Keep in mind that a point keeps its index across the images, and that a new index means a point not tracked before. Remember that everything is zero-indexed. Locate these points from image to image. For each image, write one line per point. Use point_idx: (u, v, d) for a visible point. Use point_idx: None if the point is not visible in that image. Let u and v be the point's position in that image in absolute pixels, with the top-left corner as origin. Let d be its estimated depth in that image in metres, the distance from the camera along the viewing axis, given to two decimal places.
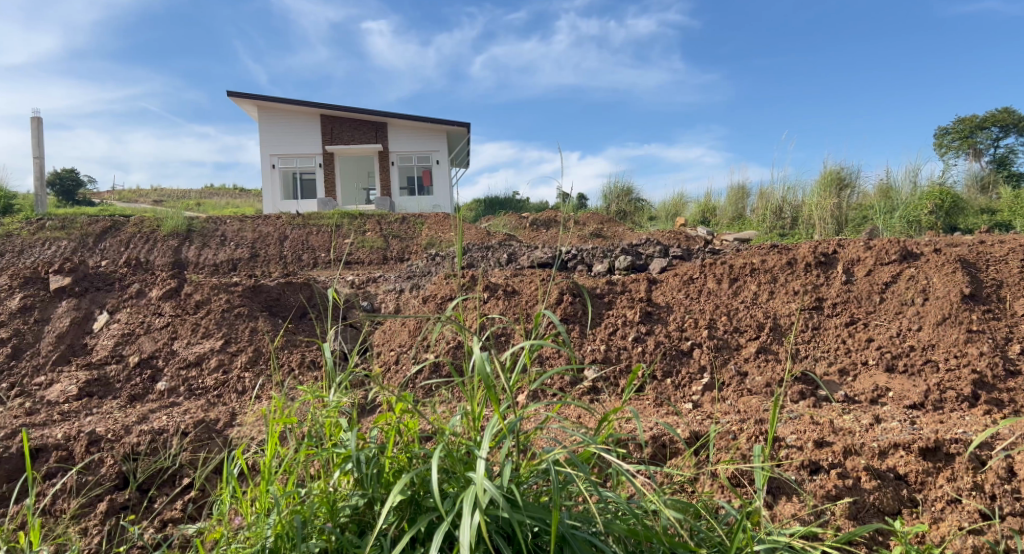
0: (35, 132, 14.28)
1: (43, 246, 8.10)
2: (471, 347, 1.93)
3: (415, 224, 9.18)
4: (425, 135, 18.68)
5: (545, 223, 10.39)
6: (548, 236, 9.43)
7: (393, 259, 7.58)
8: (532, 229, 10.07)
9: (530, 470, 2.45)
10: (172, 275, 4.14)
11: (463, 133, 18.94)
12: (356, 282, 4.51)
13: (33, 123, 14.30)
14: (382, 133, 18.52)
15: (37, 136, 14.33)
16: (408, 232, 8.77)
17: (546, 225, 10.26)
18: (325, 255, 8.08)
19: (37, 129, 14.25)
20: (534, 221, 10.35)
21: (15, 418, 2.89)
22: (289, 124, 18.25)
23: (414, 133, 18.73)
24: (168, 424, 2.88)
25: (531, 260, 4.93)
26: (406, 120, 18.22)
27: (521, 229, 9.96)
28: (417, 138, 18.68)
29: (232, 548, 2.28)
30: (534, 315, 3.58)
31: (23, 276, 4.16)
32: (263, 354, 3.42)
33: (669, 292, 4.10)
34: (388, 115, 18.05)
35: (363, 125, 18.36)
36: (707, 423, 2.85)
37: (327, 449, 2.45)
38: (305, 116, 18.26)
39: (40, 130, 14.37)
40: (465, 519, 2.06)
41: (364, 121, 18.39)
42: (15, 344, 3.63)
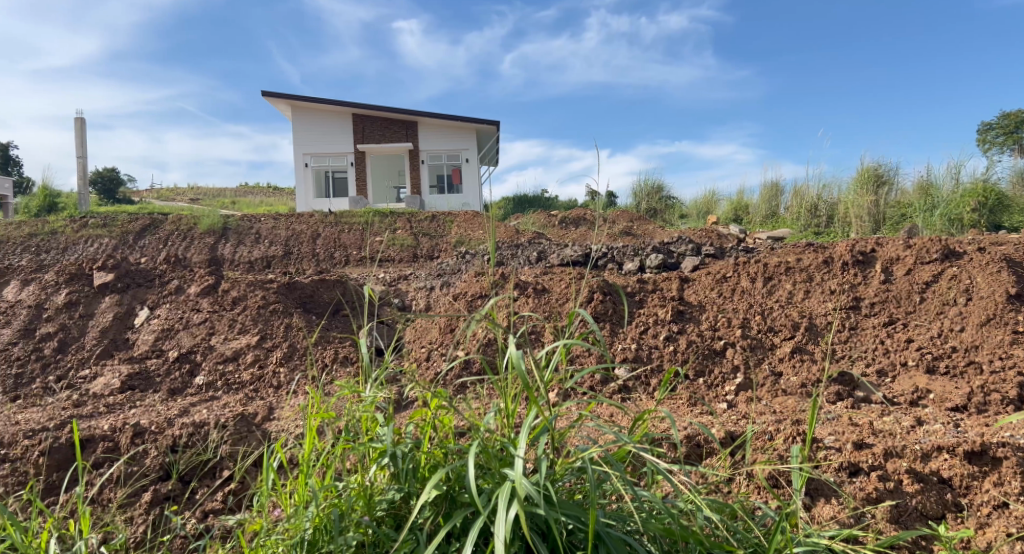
0: (78, 131, 14.70)
1: (86, 243, 8.33)
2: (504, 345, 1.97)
3: (445, 222, 9.22)
4: (453, 133, 18.75)
5: (574, 221, 10.35)
6: (577, 235, 9.39)
7: (423, 257, 7.63)
8: (561, 227, 10.04)
9: (565, 468, 2.48)
10: (211, 272, 4.22)
11: (492, 132, 18.97)
12: (388, 280, 4.54)
13: (77, 123, 14.72)
14: (412, 131, 18.62)
15: (81, 135, 14.76)
16: (438, 231, 8.79)
17: (576, 224, 10.22)
18: (356, 252, 8.17)
19: (81, 129, 14.64)
20: (562, 219, 10.27)
21: (64, 410, 2.97)
22: (320, 124, 18.49)
23: (444, 132, 18.80)
24: (208, 417, 2.94)
25: (561, 257, 4.91)
26: (436, 119, 18.34)
27: (550, 227, 9.94)
28: (445, 137, 18.75)
29: (271, 540, 2.35)
30: (566, 315, 3.53)
31: (69, 271, 4.26)
32: (298, 350, 3.48)
33: (701, 291, 4.05)
34: (418, 114, 18.17)
35: (392, 125, 18.51)
36: (743, 423, 2.82)
37: (364, 443, 2.53)
38: (335, 116, 18.48)
39: (83, 130, 14.79)
40: (500, 513, 2.10)
41: (393, 120, 18.54)
42: (62, 338, 3.73)
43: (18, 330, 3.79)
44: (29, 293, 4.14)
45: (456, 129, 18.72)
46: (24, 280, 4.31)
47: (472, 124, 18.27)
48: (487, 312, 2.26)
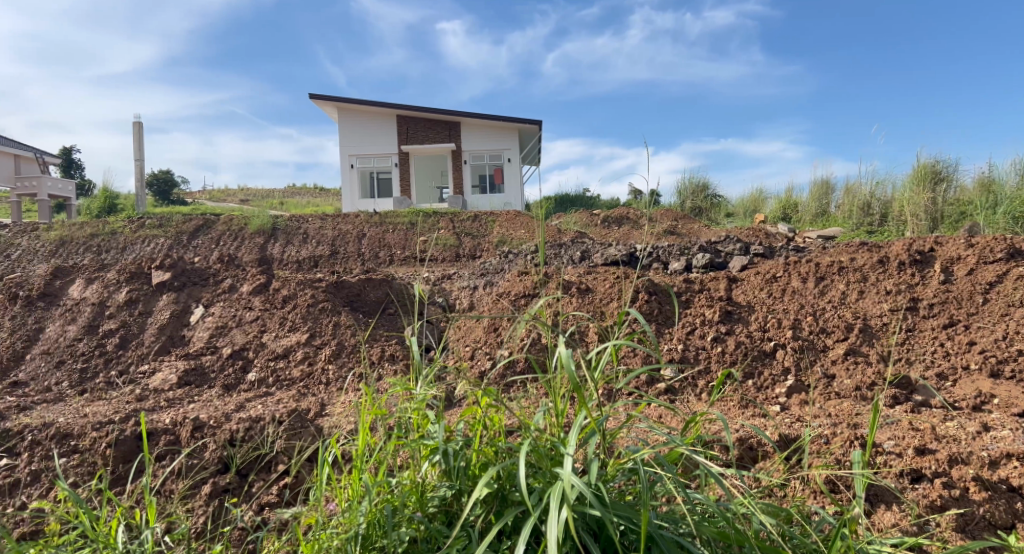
0: (137, 135, 15.24)
1: (143, 243, 8.60)
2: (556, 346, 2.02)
3: (487, 221, 9.26)
4: (496, 133, 18.78)
5: (617, 220, 10.25)
6: (620, 235, 9.37)
7: (465, 257, 7.70)
8: (603, 225, 9.99)
9: (616, 468, 2.50)
10: (263, 271, 4.32)
11: (536, 132, 18.95)
12: (433, 279, 4.58)
13: (135, 126, 15.23)
14: (455, 131, 18.77)
15: (138, 138, 15.25)
16: (481, 230, 8.83)
17: (619, 223, 10.15)
18: (400, 251, 8.28)
19: (139, 133, 15.16)
20: (605, 218, 10.14)
21: (128, 403, 3.09)
22: (365, 124, 18.77)
23: (487, 132, 18.86)
24: (263, 413, 3.02)
25: (605, 257, 4.89)
26: (480, 120, 18.44)
27: (592, 226, 9.90)
28: (488, 136, 18.81)
29: (328, 533, 2.44)
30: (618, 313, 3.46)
31: (129, 270, 4.41)
32: (347, 347, 3.55)
33: (750, 291, 3.97)
34: (462, 115, 18.29)
35: (435, 125, 18.72)
36: (797, 426, 2.78)
37: (415, 440, 2.61)
38: (379, 116, 18.71)
39: (141, 133, 15.28)
40: (552, 514, 2.13)
41: (438, 121, 18.71)
42: (123, 334, 3.85)
43: (83, 326, 3.93)
44: (93, 291, 4.29)
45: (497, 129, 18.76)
46: (87, 278, 4.47)
47: (515, 124, 18.29)
48: (536, 313, 2.31)
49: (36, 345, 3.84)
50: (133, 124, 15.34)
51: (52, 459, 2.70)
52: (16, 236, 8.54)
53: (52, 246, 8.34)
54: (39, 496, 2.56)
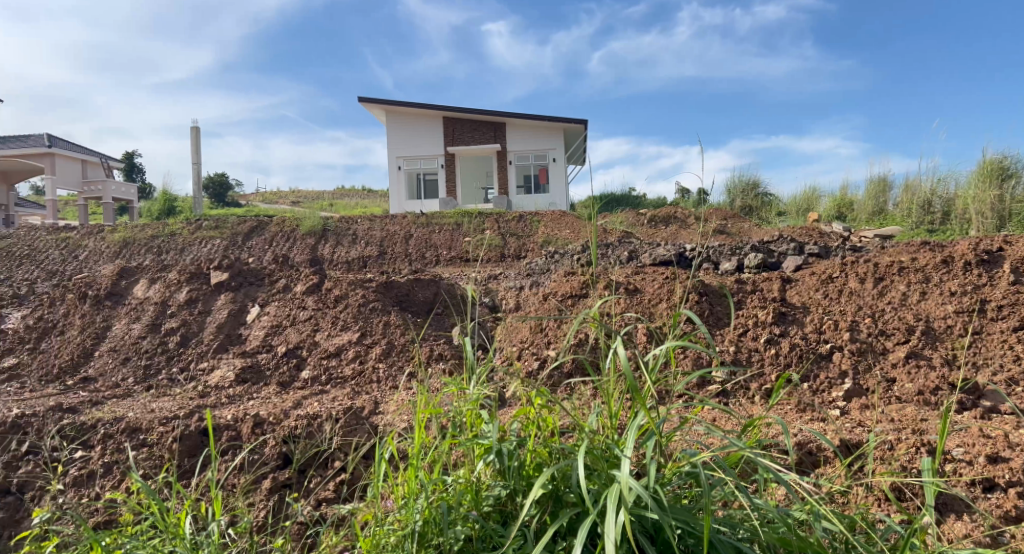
0: (194, 139, 15.74)
1: (201, 244, 8.89)
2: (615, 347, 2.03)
3: (532, 221, 9.26)
4: (543, 133, 18.72)
5: (665, 219, 10.14)
6: (668, 235, 9.30)
7: (510, 258, 7.76)
8: (650, 225, 9.90)
9: (673, 472, 2.48)
10: (316, 272, 4.42)
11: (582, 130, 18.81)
12: (480, 279, 4.62)
13: (193, 131, 15.73)
14: (501, 132, 18.80)
15: (195, 142, 15.75)
16: (526, 231, 8.84)
17: (666, 222, 10.05)
18: (446, 252, 8.36)
19: (197, 138, 15.64)
20: (651, 217, 10.02)
21: (191, 400, 3.20)
22: (412, 125, 19.00)
23: (533, 133, 18.81)
24: (320, 410, 3.10)
25: (653, 257, 4.85)
26: (526, 120, 18.40)
27: (639, 226, 9.83)
28: (534, 136, 18.76)
29: (385, 530, 2.48)
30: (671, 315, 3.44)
31: (189, 271, 4.56)
32: (396, 347, 3.60)
33: (804, 291, 3.89)
34: (508, 116, 18.29)
35: (481, 125, 18.77)
36: (859, 431, 2.71)
37: (470, 439, 2.64)
38: (425, 118, 18.87)
39: (199, 138, 15.79)
40: (610, 516, 2.13)
41: (484, 121, 18.75)
42: (184, 332, 3.98)
43: (146, 325, 4.08)
44: (156, 290, 4.45)
45: (544, 129, 18.69)
46: (150, 277, 4.62)
47: (561, 124, 18.20)
48: (593, 313, 2.32)
49: (104, 342, 4.00)
50: (192, 128, 15.89)
51: (123, 452, 2.83)
52: (84, 238, 8.95)
53: (116, 248, 8.71)
54: (112, 487, 2.68)
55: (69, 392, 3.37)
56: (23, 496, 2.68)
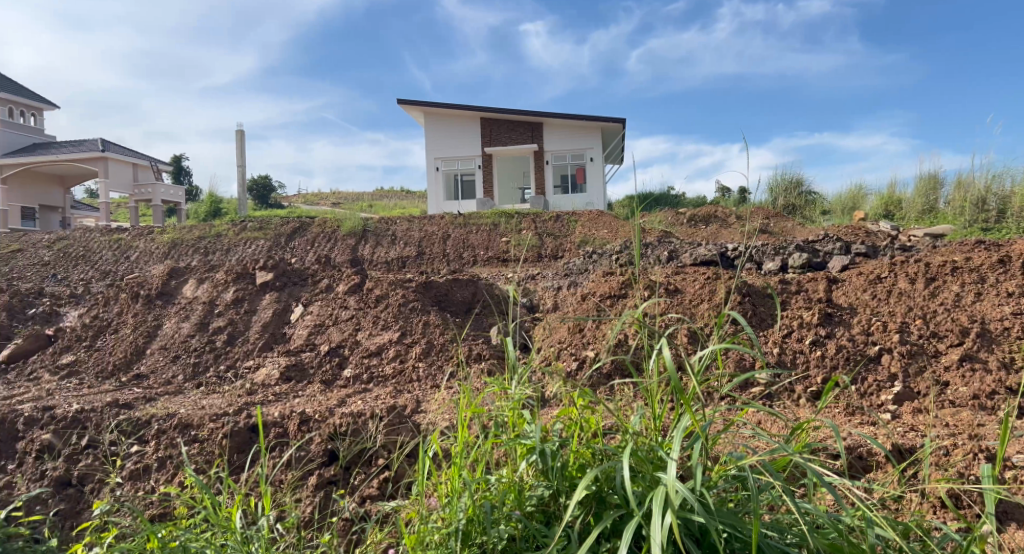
0: (239, 142, 16.13)
1: (245, 245, 9.12)
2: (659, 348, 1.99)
3: (570, 221, 9.23)
4: (580, 133, 18.63)
5: (705, 218, 10.00)
6: (708, 234, 9.21)
7: (548, 258, 7.79)
8: (690, 224, 9.80)
9: (720, 475, 2.45)
10: (357, 272, 4.49)
11: (619, 129, 18.67)
12: (518, 280, 4.64)
13: (238, 134, 16.12)
14: (538, 132, 18.79)
15: (239, 145, 16.13)
16: (563, 230, 8.82)
17: (706, 221, 9.92)
18: (484, 252, 8.41)
19: (241, 141, 16.02)
20: (691, 217, 9.90)
21: (240, 397, 3.29)
22: (450, 127, 19.15)
23: (570, 132, 18.72)
24: (364, 408, 3.16)
25: (694, 257, 4.80)
26: (563, 119, 18.34)
27: (678, 226, 9.74)
28: (571, 136, 18.68)
29: (430, 527, 2.51)
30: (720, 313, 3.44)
31: (236, 271, 4.68)
32: (436, 347, 3.64)
33: (851, 292, 3.80)
34: (545, 115, 18.27)
35: (519, 125, 18.79)
36: (912, 436, 2.64)
37: (513, 439, 2.65)
38: (463, 119, 19.03)
39: (244, 141, 16.18)
40: (656, 518, 2.11)
41: (521, 122, 18.76)
42: (231, 331, 4.08)
43: (195, 323, 4.20)
44: (204, 290, 4.58)
45: (581, 129, 18.58)
46: (198, 278, 4.76)
47: (598, 122, 18.09)
48: (635, 314, 2.30)
49: (155, 340, 4.13)
50: (237, 132, 16.27)
51: (176, 447, 2.92)
52: (135, 239, 9.28)
53: (165, 248, 8.99)
54: (166, 482, 2.77)
55: (124, 389, 3.49)
56: (83, 488, 2.79)
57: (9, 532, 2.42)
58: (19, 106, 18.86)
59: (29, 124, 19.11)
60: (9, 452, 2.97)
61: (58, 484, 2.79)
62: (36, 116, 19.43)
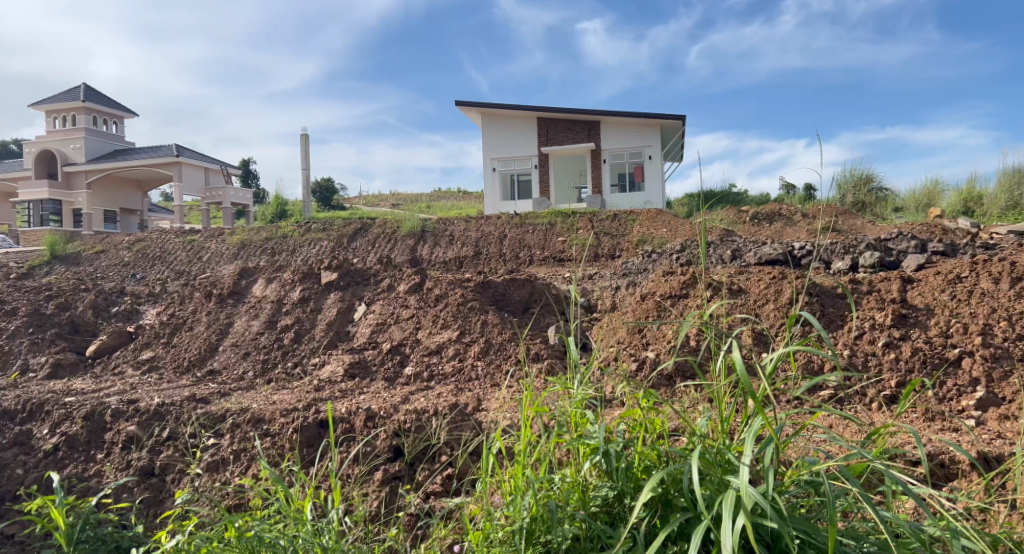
0: (303, 146, 16.60)
1: (310, 246, 9.42)
2: (728, 350, 1.93)
3: (627, 220, 9.16)
4: (639, 129, 18.41)
5: (769, 216, 9.74)
6: (771, 232, 8.99)
7: (605, 258, 7.77)
8: (753, 222, 9.57)
9: (792, 479, 2.38)
10: (417, 271, 4.59)
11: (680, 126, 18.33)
12: (576, 279, 4.64)
13: (302, 139, 16.64)
14: (595, 131, 18.67)
15: (304, 149, 16.65)
16: (620, 229, 8.76)
17: (770, 219, 9.65)
18: (540, 251, 8.44)
19: (306, 145, 16.51)
20: (754, 215, 9.69)
21: (309, 393, 3.40)
22: (508, 127, 19.25)
23: (629, 130, 18.52)
24: (427, 405, 3.22)
25: (758, 257, 4.76)
26: (621, 116, 18.17)
27: (740, 224, 9.55)
28: (630, 134, 18.49)
29: (494, 525, 2.52)
30: (791, 316, 3.38)
31: (303, 270, 4.85)
32: (494, 346, 3.69)
33: (928, 292, 3.64)
34: (602, 112, 18.16)
35: (576, 125, 18.73)
36: (999, 443, 2.50)
37: (576, 439, 2.64)
38: (522, 120, 19.10)
39: (308, 145, 16.72)
40: (726, 522, 2.06)
41: (578, 121, 18.72)
42: (297, 329, 4.23)
43: (264, 322, 4.37)
44: (272, 289, 4.76)
45: (640, 127, 18.36)
46: (267, 278, 4.95)
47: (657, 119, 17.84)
48: (702, 314, 2.25)
49: (227, 337, 4.31)
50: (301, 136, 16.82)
51: (249, 440, 3.04)
52: (207, 240, 9.73)
53: (235, 249, 9.40)
54: (240, 473, 2.88)
55: (200, 384, 3.66)
56: (164, 478, 2.94)
57: (100, 517, 2.57)
58: (101, 114, 19.87)
59: (110, 131, 20.18)
60: (97, 442, 3.16)
61: (142, 474, 2.95)
62: (116, 123, 20.43)
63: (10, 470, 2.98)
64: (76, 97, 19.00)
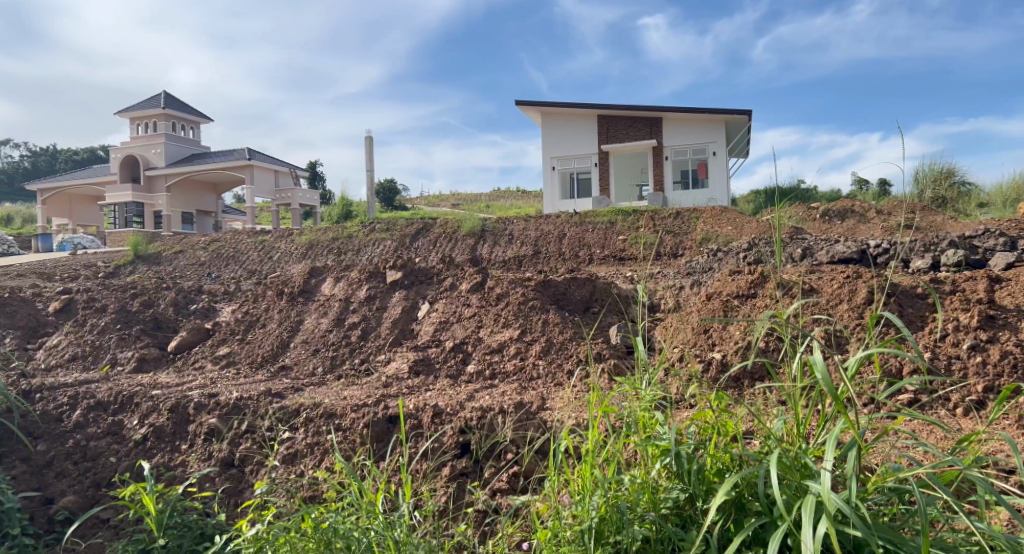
0: (368, 146, 17.00)
1: (374, 246, 9.64)
2: (807, 351, 1.87)
3: (691, 218, 9.02)
4: (702, 126, 18.04)
5: (840, 213, 9.41)
6: (845, 230, 8.67)
7: (667, 257, 7.66)
8: (824, 220, 9.27)
9: (875, 486, 2.29)
10: (478, 271, 4.64)
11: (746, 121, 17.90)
12: (638, 279, 4.61)
13: (366, 140, 17.00)
14: (657, 127, 18.43)
15: (369, 150, 17.04)
16: (683, 228, 8.63)
17: (842, 217, 9.32)
18: (600, 250, 8.40)
19: (370, 147, 16.90)
20: (824, 212, 9.40)
21: (378, 389, 3.50)
22: (569, 125, 19.19)
23: (692, 126, 18.17)
24: (493, 403, 3.27)
25: (833, 255, 4.67)
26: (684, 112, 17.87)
27: (810, 222, 9.26)
28: (695, 130, 18.09)
29: (562, 524, 2.52)
30: (868, 317, 3.28)
31: (369, 270, 4.97)
32: (555, 345, 3.73)
33: (1019, 293, 3.47)
34: (665, 108, 18.01)
35: (638, 121, 18.54)
36: None
37: (645, 440, 2.61)
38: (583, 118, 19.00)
39: (372, 146, 17.08)
40: (807, 528, 1.99)
41: (639, 118, 18.56)
42: (364, 327, 4.35)
43: (333, 319, 4.51)
44: (340, 288, 4.90)
45: (704, 123, 18.01)
46: (335, 277, 5.11)
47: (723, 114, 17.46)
48: (776, 315, 2.20)
49: (298, 334, 4.47)
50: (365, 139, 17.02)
51: (322, 434, 3.15)
52: (277, 240, 10.09)
53: (303, 249, 9.72)
54: (315, 466, 2.99)
55: (274, 379, 3.81)
56: (243, 469, 3.06)
57: (186, 505, 2.71)
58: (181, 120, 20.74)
59: (189, 136, 21.15)
60: (182, 434, 3.33)
61: (223, 464, 3.09)
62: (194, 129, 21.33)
63: (104, 458, 3.18)
64: (156, 105, 19.99)
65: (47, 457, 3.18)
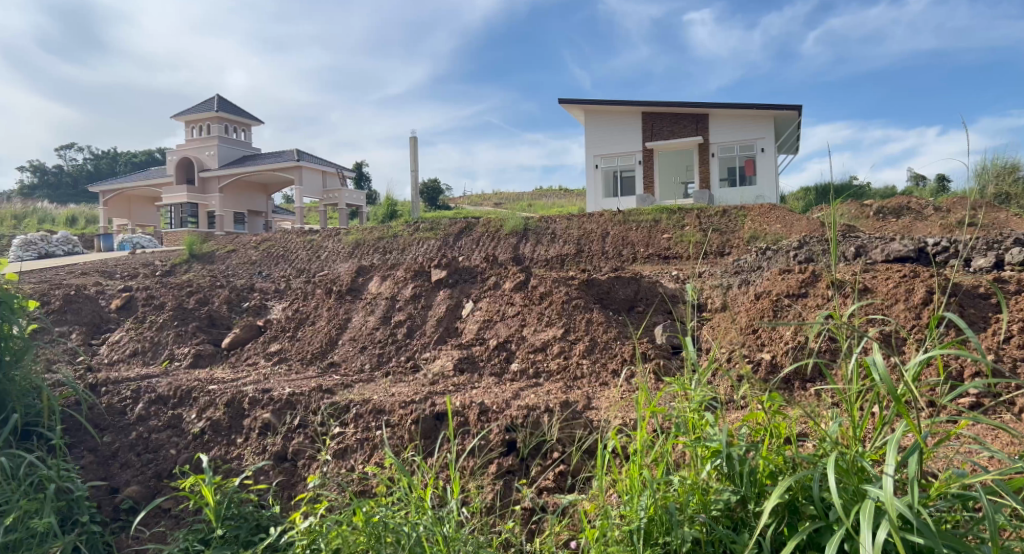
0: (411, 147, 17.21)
1: (419, 245, 9.77)
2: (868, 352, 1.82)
3: (738, 216, 8.86)
4: (749, 122, 17.67)
5: (894, 211, 9.11)
6: (901, 227, 8.38)
7: (713, 256, 7.55)
8: (877, 218, 8.99)
9: (938, 492, 2.21)
10: (521, 270, 4.67)
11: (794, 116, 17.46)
12: (684, 278, 4.57)
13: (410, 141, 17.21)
14: (702, 123, 18.20)
15: (413, 150, 17.23)
16: (730, 226, 8.49)
17: (897, 214, 9.02)
18: (644, 249, 8.32)
19: (415, 147, 17.09)
20: (878, 209, 9.12)
21: (424, 386, 3.55)
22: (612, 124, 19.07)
23: (738, 123, 17.85)
24: (538, 401, 3.29)
25: (888, 253, 4.54)
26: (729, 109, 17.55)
27: (862, 220, 9.00)
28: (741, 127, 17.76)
29: (611, 523, 2.51)
30: (928, 318, 3.18)
31: (414, 268, 5.05)
32: (599, 344, 3.73)
33: None
34: (710, 105, 17.76)
35: (683, 118, 18.34)
36: None
37: (695, 440, 2.58)
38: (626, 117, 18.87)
39: (416, 146, 17.26)
40: (867, 533, 1.94)
41: (682, 115, 18.36)
42: (409, 325, 4.42)
43: (380, 317, 4.59)
44: (386, 286, 4.99)
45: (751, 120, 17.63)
46: (381, 276, 5.20)
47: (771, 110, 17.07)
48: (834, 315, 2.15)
49: (346, 332, 4.57)
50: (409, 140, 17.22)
51: (372, 430, 3.22)
52: (324, 240, 10.32)
53: (349, 248, 9.91)
54: (364, 461, 3.06)
55: (324, 375, 3.91)
56: (295, 463, 3.15)
57: (242, 497, 2.81)
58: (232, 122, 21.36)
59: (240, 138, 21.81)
60: (237, 427, 3.45)
61: (277, 458, 3.18)
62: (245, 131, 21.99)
63: (164, 450, 3.32)
64: (212, 108, 20.74)
65: (112, 449, 3.34)
